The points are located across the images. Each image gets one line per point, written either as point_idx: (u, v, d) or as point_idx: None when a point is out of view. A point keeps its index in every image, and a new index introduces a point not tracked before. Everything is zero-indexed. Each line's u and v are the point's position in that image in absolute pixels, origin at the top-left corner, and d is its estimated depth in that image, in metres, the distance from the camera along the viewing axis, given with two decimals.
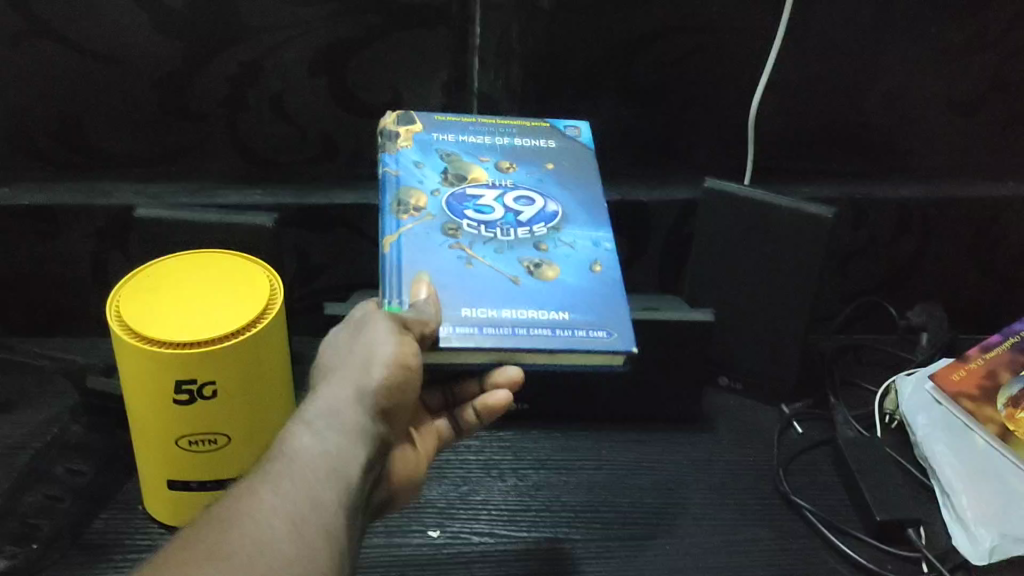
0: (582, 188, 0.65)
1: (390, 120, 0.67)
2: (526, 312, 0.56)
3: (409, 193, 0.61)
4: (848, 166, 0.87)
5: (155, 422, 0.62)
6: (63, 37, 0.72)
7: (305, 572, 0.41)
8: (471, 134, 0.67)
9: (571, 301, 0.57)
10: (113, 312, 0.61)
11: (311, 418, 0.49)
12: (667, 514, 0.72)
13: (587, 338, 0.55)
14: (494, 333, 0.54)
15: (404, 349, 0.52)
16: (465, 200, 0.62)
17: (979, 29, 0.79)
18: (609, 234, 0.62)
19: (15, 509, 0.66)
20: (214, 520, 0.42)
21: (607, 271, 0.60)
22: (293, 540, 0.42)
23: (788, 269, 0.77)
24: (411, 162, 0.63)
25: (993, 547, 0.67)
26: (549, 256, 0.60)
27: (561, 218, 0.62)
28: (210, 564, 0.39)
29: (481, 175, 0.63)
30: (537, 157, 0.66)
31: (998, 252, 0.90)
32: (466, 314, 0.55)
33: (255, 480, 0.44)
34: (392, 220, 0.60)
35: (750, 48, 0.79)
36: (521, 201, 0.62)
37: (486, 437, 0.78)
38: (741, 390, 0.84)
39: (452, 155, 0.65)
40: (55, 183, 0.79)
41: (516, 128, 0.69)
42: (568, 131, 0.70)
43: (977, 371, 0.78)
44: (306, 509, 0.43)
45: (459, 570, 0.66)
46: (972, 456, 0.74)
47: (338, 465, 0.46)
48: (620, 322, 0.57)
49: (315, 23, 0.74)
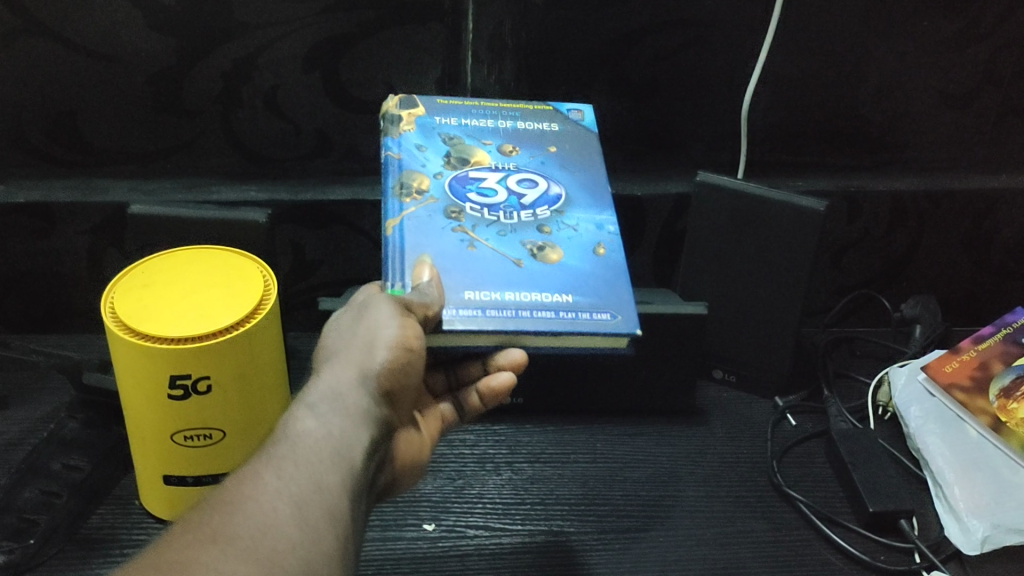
0: (585, 171, 0.65)
1: (392, 104, 0.68)
2: (529, 295, 0.56)
3: (412, 175, 0.62)
4: (842, 160, 0.87)
5: (152, 416, 0.63)
6: (58, 34, 0.72)
7: (311, 554, 0.41)
8: (473, 117, 0.68)
9: (574, 283, 0.58)
10: (108, 308, 0.61)
11: (314, 402, 0.49)
12: (661, 507, 0.73)
13: (591, 319, 0.56)
14: (497, 316, 0.54)
15: (407, 332, 0.52)
16: (467, 183, 0.62)
17: (971, 22, 0.80)
18: (612, 218, 0.63)
19: (12, 504, 0.67)
20: (218, 503, 0.42)
21: (611, 254, 0.60)
22: (298, 523, 0.41)
23: (781, 262, 0.77)
24: (413, 145, 0.64)
25: (985, 538, 0.68)
26: (552, 239, 0.60)
27: (564, 200, 0.63)
28: (214, 546, 0.39)
29: (484, 158, 0.64)
30: (540, 140, 0.67)
31: (992, 245, 0.91)
32: (470, 297, 0.55)
33: (259, 463, 0.44)
34: (394, 203, 0.60)
35: (743, 42, 0.79)
36: (524, 184, 0.63)
37: (481, 431, 0.79)
38: (735, 383, 0.84)
39: (455, 138, 0.65)
40: (51, 180, 0.80)
41: (519, 111, 0.70)
42: (571, 115, 0.71)
43: (968, 363, 0.80)
44: (310, 492, 0.43)
45: (454, 563, 0.66)
46: (964, 447, 0.74)
47: (342, 448, 0.46)
48: (623, 305, 0.57)
49: (309, 19, 0.74)
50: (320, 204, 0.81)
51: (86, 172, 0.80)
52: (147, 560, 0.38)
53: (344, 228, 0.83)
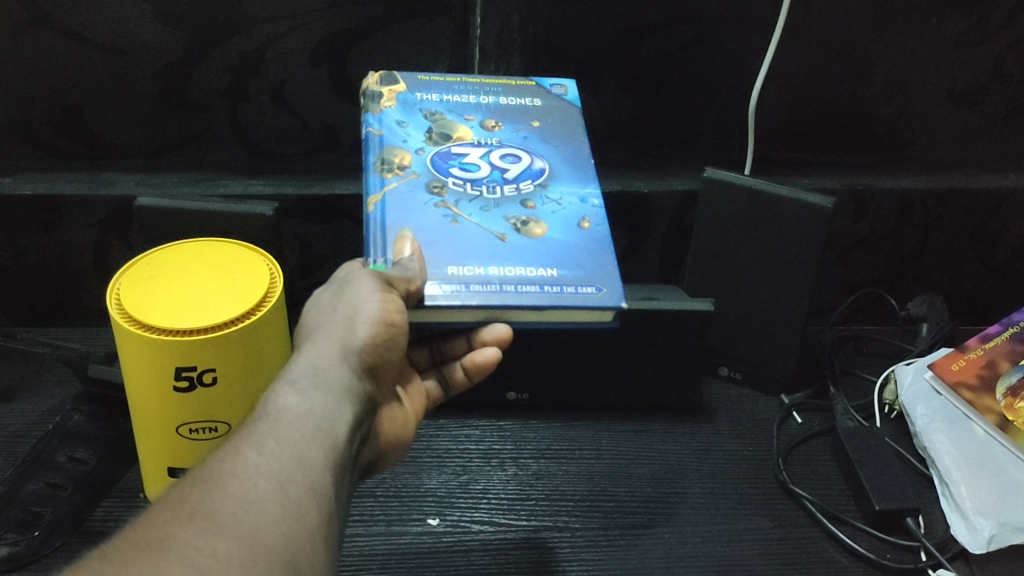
0: (569, 144, 0.65)
1: (372, 81, 0.67)
2: (513, 269, 0.56)
3: (393, 152, 0.61)
4: (850, 158, 0.87)
5: (155, 407, 0.63)
6: (64, 26, 0.72)
7: (293, 529, 0.40)
8: (454, 93, 0.67)
9: (559, 257, 0.57)
10: (113, 299, 0.61)
11: (296, 377, 0.49)
12: (666, 503, 0.72)
13: (576, 294, 0.56)
14: (481, 291, 0.54)
15: (389, 307, 0.52)
16: (450, 158, 0.62)
17: (980, 20, 0.80)
18: (596, 191, 0.62)
19: (16, 497, 0.67)
20: (198, 479, 0.42)
21: (595, 227, 0.60)
22: (280, 498, 0.41)
23: (789, 260, 0.77)
24: (395, 122, 0.63)
25: (991, 536, 0.67)
26: (536, 213, 0.60)
27: (548, 174, 0.62)
28: (191, 522, 0.39)
29: (466, 134, 0.64)
30: (522, 116, 0.66)
31: (999, 244, 0.91)
32: (453, 272, 0.55)
33: (240, 440, 0.44)
34: (376, 179, 0.60)
35: (750, 39, 0.79)
36: (507, 159, 0.62)
37: (486, 427, 0.78)
38: (740, 380, 0.84)
39: (436, 114, 0.65)
40: (58, 173, 0.80)
41: (502, 86, 0.69)
42: (554, 89, 0.70)
43: (975, 362, 0.79)
44: (292, 468, 0.43)
45: (459, 558, 0.66)
46: (970, 446, 0.74)
47: (324, 424, 0.46)
48: (609, 278, 0.57)
49: (317, 12, 0.74)
50: (325, 198, 0.81)
51: (92, 166, 0.80)
52: (125, 538, 0.38)
53: (350, 223, 0.83)
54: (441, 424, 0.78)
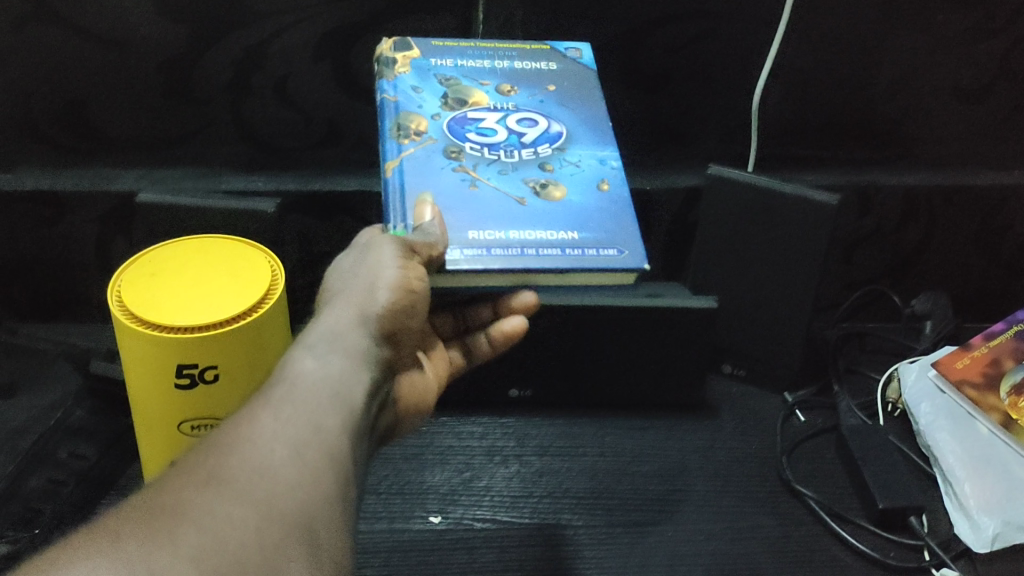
0: (585, 108, 0.65)
1: (385, 47, 0.67)
2: (534, 233, 0.55)
3: (409, 117, 0.61)
4: (855, 154, 0.87)
5: (157, 404, 0.62)
6: (67, 20, 0.72)
7: (309, 496, 0.40)
8: (469, 58, 0.67)
9: (579, 221, 0.57)
10: (114, 295, 0.61)
11: (313, 342, 0.48)
12: (669, 501, 0.72)
13: (598, 256, 0.55)
14: (503, 255, 0.53)
15: (409, 274, 0.52)
16: (466, 123, 0.61)
17: (985, 16, 0.79)
18: (614, 153, 0.62)
19: (18, 493, 0.67)
20: (215, 443, 0.41)
21: (615, 189, 0.60)
22: (296, 464, 0.41)
23: (792, 257, 0.76)
24: (409, 87, 0.63)
25: (996, 535, 0.67)
26: (554, 176, 0.59)
27: (565, 138, 0.62)
28: (207, 488, 0.39)
29: (482, 98, 0.63)
30: (538, 80, 0.66)
31: (1004, 242, 0.90)
32: (474, 237, 0.54)
33: (257, 405, 0.44)
34: (393, 144, 0.60)
35: (755, 36, 0.78)
36: (524, 123, 0.62)
37: (488, 423, 0.78)
38: (743, 378, 0.84)
39: (452, 79, 0.64)
40: (60, 168, 0.79)
41: (517, 51, 0.69)
42: (570, 53, 0.69)
43: (980, 359, 0.78)
44: (309, 434, 0.43)
45: (462, 556, 0.66)
46: (975, 444, 0.73)
47: (341, 390, 0.46)
48: (630, 239, 0.56)
49: (321, 6, 0.74)
50: (328, 194, 0.80)
51: (95, 161, 0.80)
52: (138, 504, 0.38)
53: (353, 219, 0.82)
54: (444, 421, 0.78)
